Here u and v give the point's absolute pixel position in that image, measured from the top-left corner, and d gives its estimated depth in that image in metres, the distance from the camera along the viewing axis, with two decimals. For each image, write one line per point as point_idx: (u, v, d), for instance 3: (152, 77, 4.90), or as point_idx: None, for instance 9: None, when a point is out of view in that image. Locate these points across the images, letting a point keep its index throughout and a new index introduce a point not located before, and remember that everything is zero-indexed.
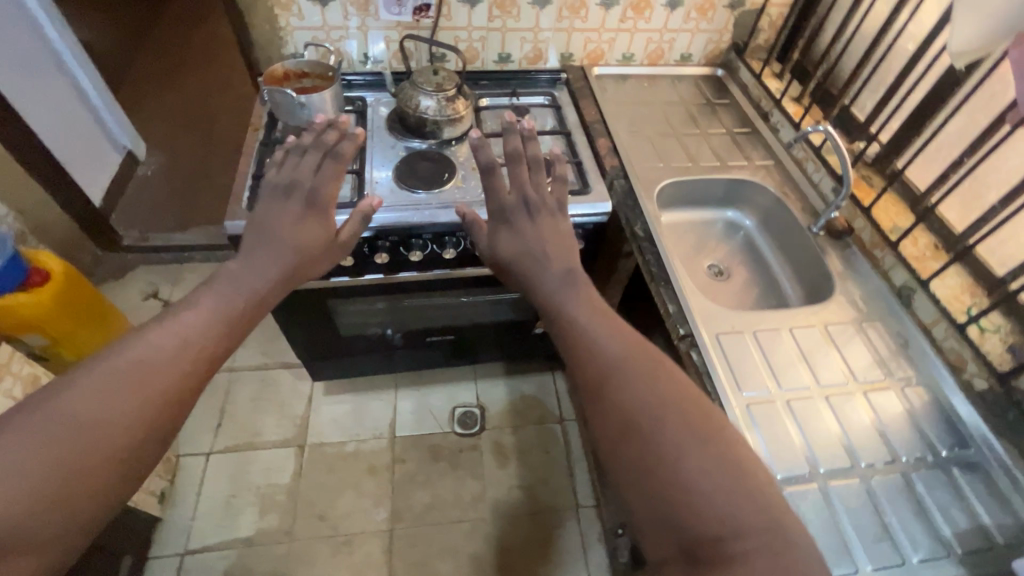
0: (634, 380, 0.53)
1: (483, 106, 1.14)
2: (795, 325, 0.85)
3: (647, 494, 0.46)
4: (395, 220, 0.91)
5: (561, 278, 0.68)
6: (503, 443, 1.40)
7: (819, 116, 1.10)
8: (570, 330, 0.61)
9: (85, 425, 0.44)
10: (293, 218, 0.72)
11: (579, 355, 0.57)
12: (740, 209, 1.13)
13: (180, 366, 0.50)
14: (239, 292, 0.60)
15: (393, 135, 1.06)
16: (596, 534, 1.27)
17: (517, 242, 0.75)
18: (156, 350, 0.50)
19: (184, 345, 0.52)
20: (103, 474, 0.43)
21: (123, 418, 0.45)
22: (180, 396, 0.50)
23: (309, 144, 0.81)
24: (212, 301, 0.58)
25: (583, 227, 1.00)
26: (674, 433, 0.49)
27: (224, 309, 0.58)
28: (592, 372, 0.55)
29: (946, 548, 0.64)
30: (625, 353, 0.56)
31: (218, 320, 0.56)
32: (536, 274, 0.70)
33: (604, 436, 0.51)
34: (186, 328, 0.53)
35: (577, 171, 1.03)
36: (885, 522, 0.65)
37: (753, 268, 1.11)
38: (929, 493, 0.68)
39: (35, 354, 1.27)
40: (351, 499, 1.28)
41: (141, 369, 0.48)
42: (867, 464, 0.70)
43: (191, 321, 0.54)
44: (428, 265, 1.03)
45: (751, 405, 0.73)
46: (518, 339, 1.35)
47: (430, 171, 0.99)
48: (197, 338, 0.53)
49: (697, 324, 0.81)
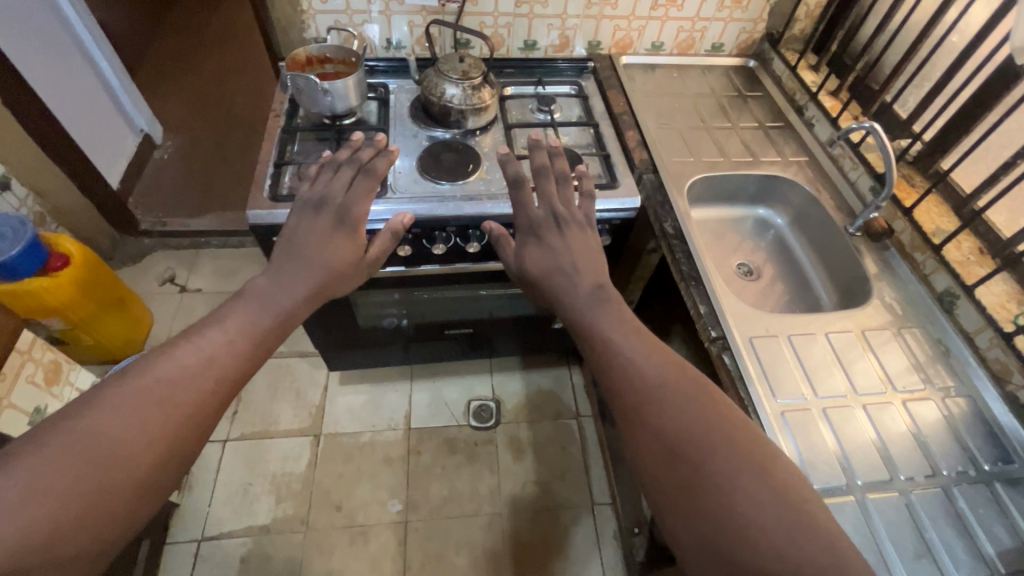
0: (677, 405, 0.53)
1: (507, 95, 1.11)
2: (831, 329, 0.82)
3: (697, 523, 0.46)
4: (419, 212, 0.89)
5: (590, 296, 0.66)
6: (519, 437, 1.39)
7: (858, 111, 1.05)
8: (605, 349, 0.60)
9: (107, 445, 0.44)
10: (323, 233, 0.70)
11: (617, 377, 0.57)
12: (772, 207, 1.10)
13: (202, 385, 0.51)
14: (266, 309, 0.60)
15: (416, 124, 1.03)
16: (611, 532, 1.26)
17: (546, 257, 0.72)
18: (180, 368, 0.51)
19: (207, 362, 0.53)
20: (124, 496, 0.44)
21: (144, 440, 0.46)
22: (200, 414, 0.50)
23: (343, 160, 0.80)
24: (237, 318, 0.58)
25: (609, 223, 0.97)
26: (724, 457, 0.48)
27: (247, 326, 0.58)
28: (631, 396, 0.55)
29: (989, 567, 0.62)
30: (664, 375, 0.56)
31: (242, 338, 0.57)
32: (564, 291, 0.68)
33: (648, 462, 0.51)
34: (210, 346, 0.54)
35: (604, 164, 0.99)
36: (925, 538, 0.63)
37: (783, 267, 1.07)
38: (970, 508, 0.66)
39: (54, 336, 1.27)
40: (366, 490, 1.28)
41: (167, 387, 0.49)
42: (907, 477, 0.68)
43: (214, 338, 0.55)
44: (450, 258, 1.01)
45: (786, 412, 0.71)
46: (536, 333, 1.34)
47: (454, 162, 0.96)
48: (221, 356, 0.54)
49: (729, 326, 0.78)
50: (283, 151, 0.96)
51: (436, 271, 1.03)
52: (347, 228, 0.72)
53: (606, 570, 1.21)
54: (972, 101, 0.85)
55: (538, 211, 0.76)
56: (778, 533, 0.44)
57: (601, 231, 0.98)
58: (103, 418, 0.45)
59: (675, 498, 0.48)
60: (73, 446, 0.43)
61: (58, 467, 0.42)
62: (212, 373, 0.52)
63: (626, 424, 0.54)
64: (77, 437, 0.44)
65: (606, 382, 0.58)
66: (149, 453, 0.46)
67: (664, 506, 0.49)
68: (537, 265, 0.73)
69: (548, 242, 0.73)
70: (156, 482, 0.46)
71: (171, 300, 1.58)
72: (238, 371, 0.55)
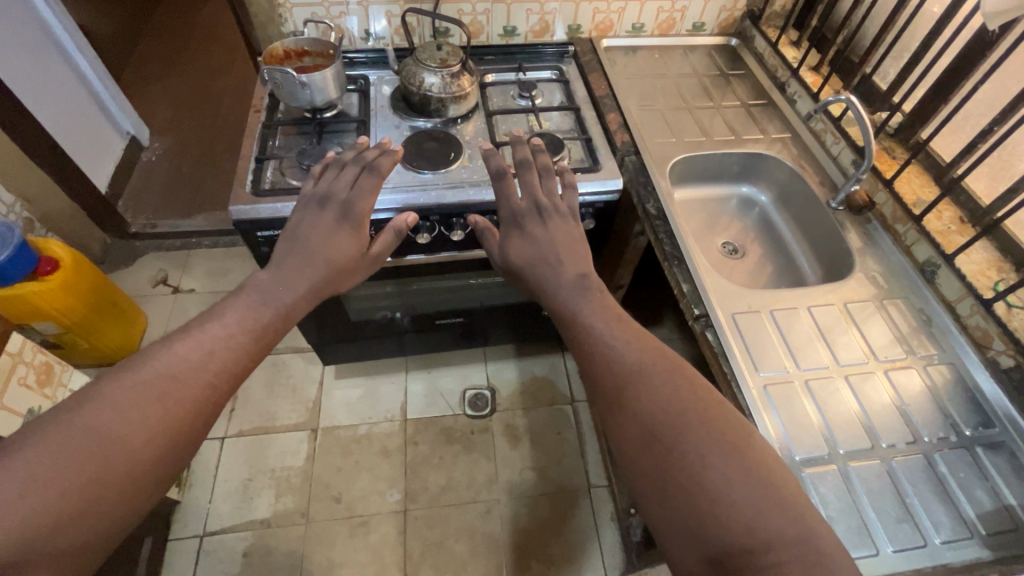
0: (657, 388, 0.53)
1: (488, 82, 1.11)
2: (814, 303, 0.83)
3: (670, 498, 0.47)
4: (402, 202, 0.89)
5: (573, 285, 0.66)
6: (514, 424, 1.40)
7: (839, 85, 1.05)
8: (583, 337, 0.61)
9: (106, 440, 0.45)
10: (326, 228, 0.70)
11: (595, 362, 0.58)
12: (756, 185, 1.10)
13: (201, 379, 0.52)
14: (264, 304, 0.60)
15: (397, 114, 1.03)
16: (609, 513, 1.28)
17: (530, 249, 0.72)
18: (178, 362, 0.51)
19: (207, 356, 0.53)
20: (123, 489, 0.45)
21: (142, 434, 0.47)
22: (202, 408, 0.51)
23: (349, 160, 0.79)
24: (235, 313, 0.58)
25: (593, 206, 0.97)
26: (699, 437, 0.49)
27: (246, 320, 0.58)
28: (611, 380, 0.55)
29: (969, 529, 0.63)
30: (642, 359, 0.57)
31: (240, 331, 0.57)
32: (548, 282, 0.68)
33: (623, 442, 0.52)
34: (206, 340, 0.54)
35: (586, 148, 0.99)
36: (907, 504, 0.64)
37: (769, 245, 1.08)
38: (952, 473, 0.67)
39: (49, 341, 1.28)
40: (365, 481, 1.30)
41: (164, 382, 0.50)
42: (888, 444, 0.68)
43: (211, 332, 0.55)
44: (436, 248, 1.01)
45: (768, 385, 0.72)
46: (527, 320, 1.34)
47: (436, 151, 0.96)
48: (220, 349, 0.54)
49: (712, 303, 0.79)
50: (265, 146, 0.96)
51: (422, 262, 1.03)
52: (351, 224, 0.72)
53: (604, 551, 1.23)
54: (950, 69, 0.85)
55: (523, 200, 0.77)
56: (752, 510, 0.45)
57: (585, 214, 0.98)
58: (102, 410, 0.46)
59: (650, 476, 0.49)
60: (73, 438, 0.44)
61: (57, 460, 0.43)
62: (212, 365, 0.53)
63: (604, 407, 0.55)
64: (78, 429, 0.45)
65: (585, 368, 0.59)
66: (147, 446, 0.47)
67: (639, 484, 0.50)
68: (522, 256, 0.72)
69: (533, 232, 0.73)
70: (155, 475, 0.47)
71: (165, 301, 1.59)
72: (236, 366, 0.55)
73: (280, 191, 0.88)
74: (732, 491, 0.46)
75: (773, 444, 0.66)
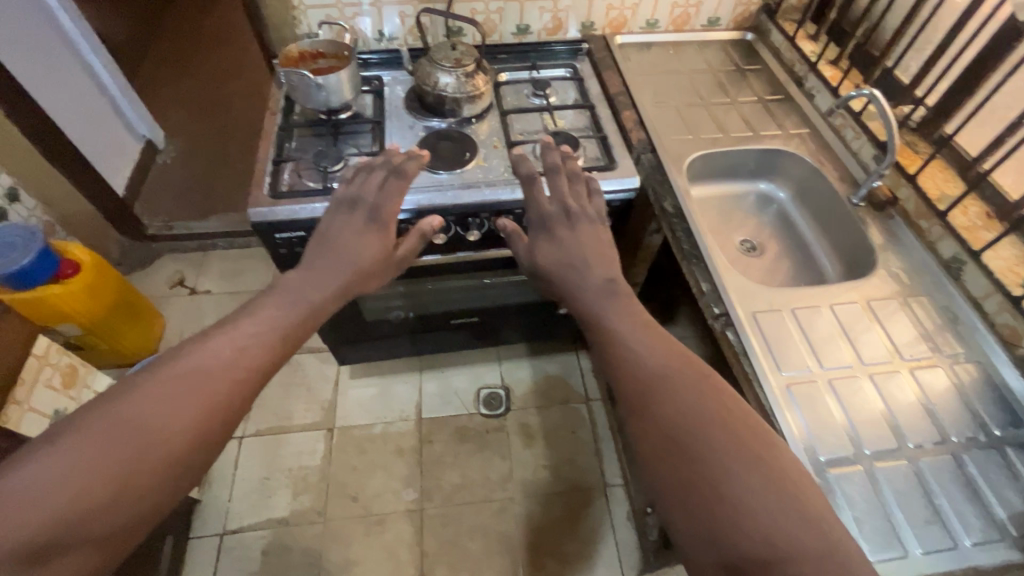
0: (685, 393, 0.53)
1: (503, 81, 1.11)
2: (836, 301, 0.81)
3: (695, 504, 0.47)
4: (418, 203, 0.89)
5: (601, 288, 0.66)
6: (529, 423, 1.40)
7: (859, 79, 1.03)
8: (606, 339, 0.61)
9: (139, 432, 0.45)
10: (353, 231, 0.72)
11: (620, 364, 0.57)
12: (774, 181, 1.09)
13: (232, 375, 0.52)
14: (294, 306, 0.61)
15: (412, 114, 1.03)
16: (624, 512, 1.27)
17: (558, 251, 0.72)
18: (211, 359, 0.52)
19: (239, 354, 0.54)
20: (149, 484, 0.45)
21: (170, 429, 0.46)
22: (232, 404, 0.51)
23: (376, 164, 0.80)
24: (266, 313, 0.59)
25: (609, 205, 0.97)
26: (726, 444, 0.49)
27: (276, 320, 0.59)
28: (636, 384, 0.55)
29: (1001, 532, 0.61)
30: (668, 364, 0.56)
31: (271, 332, 0.57)
32: (575, 284, 0.68)
33: (647, 445, 0.51)
34: (234, 340, 0.54)
35: (601, 146, 0.99)
36: (936, 506, 0.63)
37: (787, 242, 1.07)
38: (981, 473, 0.66)
39: (71, 342, 1.30)
40: (381, 480, 1.30)
41: (198, 377, 0.50)
42: (915, 444, 0.67)
43: (243, 330, 0.56)
44: (452, 248, 1.01)
45: (791, 385, 0.71)
46: (542, 319, 1.34)
47: (451, 151, 0.96)
48: (250, 347, 0.55)
49: (732, 302, 0.78)
50: (281, 149, 0.96)
51: (437, 262, 1.03)
52: (376, 227, 0.74)
53: (620, 549, 1.23)
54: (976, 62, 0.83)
55: (551, 204, 0.77)
56: (780, 524, 0.44)
57: None
58: (134, 404, 0.46)
59: (674, 480, 0.49)
60: (104, 430, 0.44)
61: (87, 453, 0.43)
62: (241, 365, 0.53)
63: (627, 410, 0.55)
64: (110, 422, 0.45)
65: (609, 370, 0.59)
66: (174, 442, 0.46)
67: (662, 489, 0.49)
68: (548, 257, 0.73)
69: (556, 232, 0.74)
70: (181, 473, 0.47)
71: (182, 302, 1.60)
72: (267, 366, 0.55)
73: (298, 193, 0.88)
74: (757, 501, 0.45)
75: (798, 447, 0.65)
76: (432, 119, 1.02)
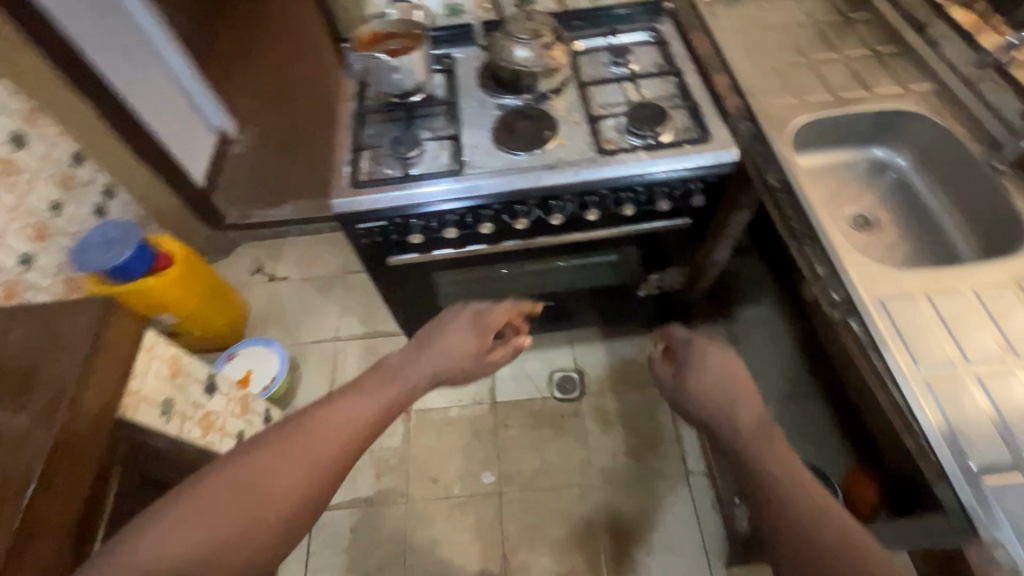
0: (802, 498, 0.54)
1: (579, 50, 1.04)
2: (978, 282, 0.71)
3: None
4: (501, 185, 0.87)
5: (724, 394, 0.66)
6: (605, 407, 1.37)
7: (1001, 21, 0.89)
8: (745, 457, 0.59)
9: (249, 491, 0.53)
10: (464, 324, 0.79)
11: (755, 476, 0.57)
12: (891, 146, 0.96)
13: (339, 443, 0.58)
14: (397, 383, 0.67)
15: (485, 91, 0.99)
16: (709, 500, 1.23)
17: (718, 378, 0.68)
18: (330, 424, 0.59)
19: (348, 426, 0.60)
20: (262, 544, 0.52)
21: (286, 492, 0.54)
22: (330, 470, 0.57)
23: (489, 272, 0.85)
24: (376, 389, 0.65)
25: (702, 180, 0.90)
26: (879, 572, 0.47)
27: (382, 398, 0.64)
28: (755, 487, 0.57)
29: None
30: (788, 472, 0.56)
31: (376, 405, 0.63)
32: (723, 421, 0.64)
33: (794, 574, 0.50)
34: (345, 409, 0.61)
35: (692, 117, 0.92)
36: None
37: (907, 215, 0.95)
38: None
39: (169, 330, 1.38)
40: (459, 463, 1.32)
41: (310, 438, 0.58)
42: None
43: (357, 405, 0.62)
44: (532, 233, 0.97)
45: (932, 381, 0.63)
46: (618, 302, 1.28)
47: (530, 130, 0.91)
48: (358, 420, 0.61)
49: (856, 287, 0.70)
50: (358, 136, 0.95)
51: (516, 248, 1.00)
52: (479, 331, 0.80)
53: (706, 539, 1.19)
54: None
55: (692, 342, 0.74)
56: None
57: (693, 189, 0.91)
58: (254, 459, 0.55)
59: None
60: (233, 483, 0.53)
61: (219, 507, 0.52)
62: (346, 433, 0.59)
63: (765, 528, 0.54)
64: (234, 476, 0.54)
65: (745, 484, 0.58)
66: (286, 505, 0.54)
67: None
68: (708, 381, 0.68)
69: (705, 358, 0.70)
70: (284, 534, 0.54)
71: (262, 288, 1.67)
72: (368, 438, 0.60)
73: (380, 180, 0.87)
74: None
75: (940, 440, 0.59)
76: (506, 95, 0.97)
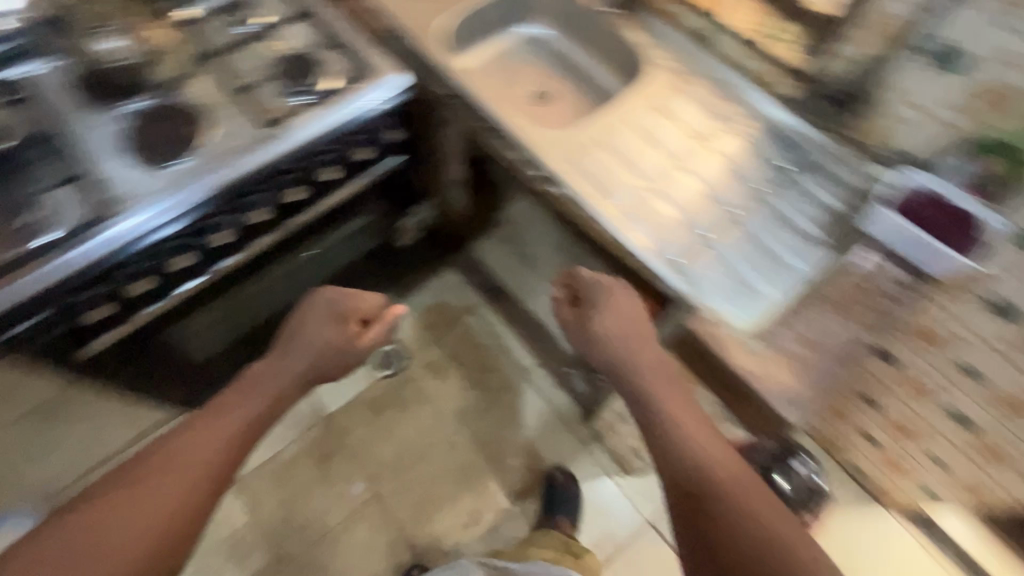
0: (650, 375, 0.72)
1: (182, 19, 0.87)
2: (629, 112, 0.85)
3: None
4: (168, 211, 0.72)
5: (626, 321, 0.76)
6: (432, 358, 1.37)
7: None
8: (654, 412, 0.69)
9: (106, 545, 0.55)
10: (321, 319, 0.79)
11: (672, 449, 0.64)
12: (529, 21, 1.05)
13: (199, 471, 0.61)
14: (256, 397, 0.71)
15: (93, 108, 0.78)
16: (550, 383, 1.35)
17: (621, 320, 0.76)
18: (188, 458, 0.62)
19: (211, 454, 0.63)
20: None
21: (140, 536, 0.56)
22: (196, 502, 0.60)
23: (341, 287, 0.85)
24: (238, 409, 0.69)
25: (389, 117, 0.85)
26: (777, 531, 0.56)
27: (247, 418, 0.68)
28: (612, 363, 0.75)
29: (814, 242, 0.80)
30: (641, 359, 0.73)
31: (239, 426, 0.67)
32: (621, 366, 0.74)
33: (713, 527, 0.57)
34: (205, 437, 0.64)
35: (346, 55, 0.85)
36: (766, 247, 0.79)
37: (570, 76, 1.05)
38: (784, 202, 0.82)
39: None
40: (321, 494, 1.23)
41: (168, 470, 0.61)
42: (732, 204, 0.81)
43: (215, 425, 0.66)
44: (246, 241, 0.85)
45: (625, 207, 0.77)
46: (388, 261, 1.23)
47: (173, 135, 0.77)
48: (222, 444, 0.64)
49: (544, 157, 0.79)
50: None
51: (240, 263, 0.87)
52: (342, 318, 0.80)
53: (561, 414, 1.33)
54: None
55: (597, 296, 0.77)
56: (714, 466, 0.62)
57: (385, 129, 0.86)
58: (92, 511, 0.56)
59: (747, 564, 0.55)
60: (71, 533, 0.55)
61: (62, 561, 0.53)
62: (201, 459, 0.62)
63: (678, 488, 0.62)
64: (71, 531, 0.55)
65: (658, 438, 0.66)
66: (138, 550, 0.55)
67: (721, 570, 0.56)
68: (611, 324, 0.76)
69: (614, 305, 0.76)
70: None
71: None
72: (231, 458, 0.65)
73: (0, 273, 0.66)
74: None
75: (645, 253, 0.75)
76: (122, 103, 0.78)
